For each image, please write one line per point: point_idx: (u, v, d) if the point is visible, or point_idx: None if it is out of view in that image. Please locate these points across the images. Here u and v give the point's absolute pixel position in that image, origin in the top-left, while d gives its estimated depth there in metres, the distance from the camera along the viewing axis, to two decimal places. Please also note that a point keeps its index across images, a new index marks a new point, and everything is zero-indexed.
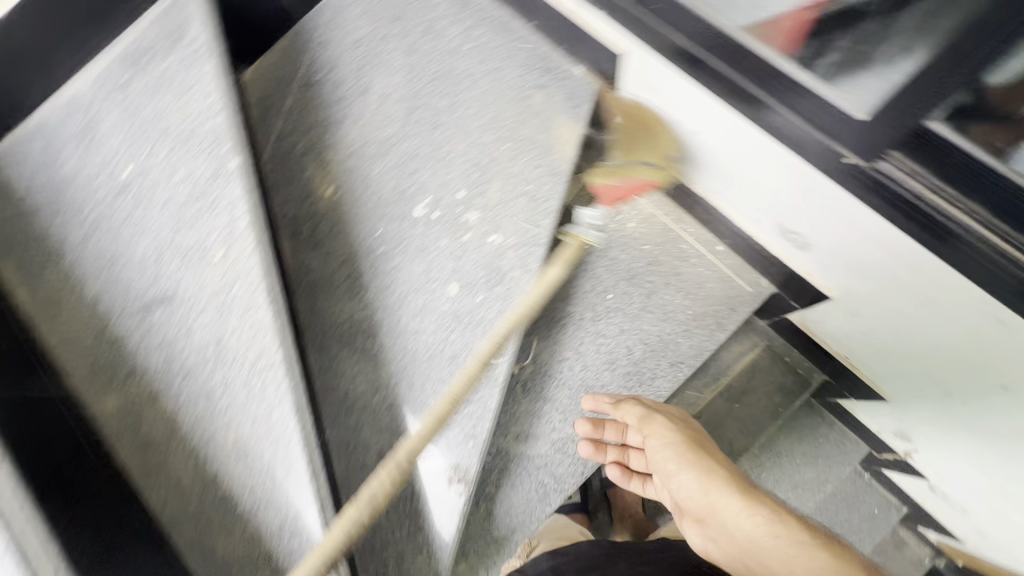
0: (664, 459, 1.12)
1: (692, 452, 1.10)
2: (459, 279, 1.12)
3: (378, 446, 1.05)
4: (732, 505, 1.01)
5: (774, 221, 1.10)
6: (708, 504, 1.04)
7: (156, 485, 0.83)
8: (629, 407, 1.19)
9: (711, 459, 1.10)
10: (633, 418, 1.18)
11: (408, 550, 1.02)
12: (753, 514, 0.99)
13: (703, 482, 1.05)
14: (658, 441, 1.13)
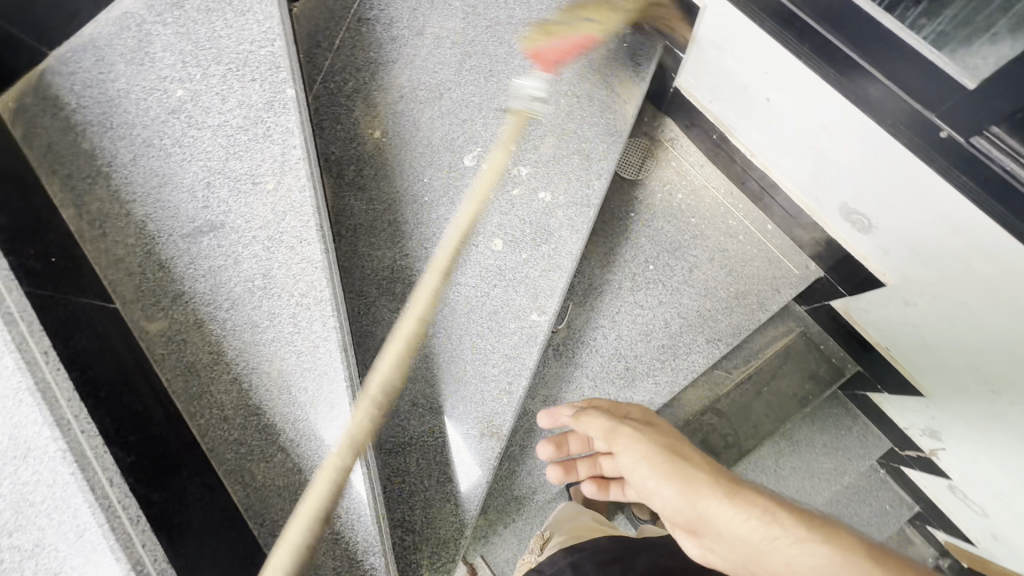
0: (635, 471, 0.79)
1: (664, 450, 0.78)
2: (503, 234, 1.09)
3: (411, 394, 1.04)
4: (720, 507, 0.68)
5: (836, 202, 1.06)
6: (692, 508, 0.71)
7: (200, 410, 0.83)
8: (589, 417, 0.91)
9: (690, 455, 0.77)
10: (598, 431, 0.89)
11: (434, 499, 1.00)
12: (746, 508, 0.66)
13: (674, 477, 0.74)
14: (630, 454, 0.80)
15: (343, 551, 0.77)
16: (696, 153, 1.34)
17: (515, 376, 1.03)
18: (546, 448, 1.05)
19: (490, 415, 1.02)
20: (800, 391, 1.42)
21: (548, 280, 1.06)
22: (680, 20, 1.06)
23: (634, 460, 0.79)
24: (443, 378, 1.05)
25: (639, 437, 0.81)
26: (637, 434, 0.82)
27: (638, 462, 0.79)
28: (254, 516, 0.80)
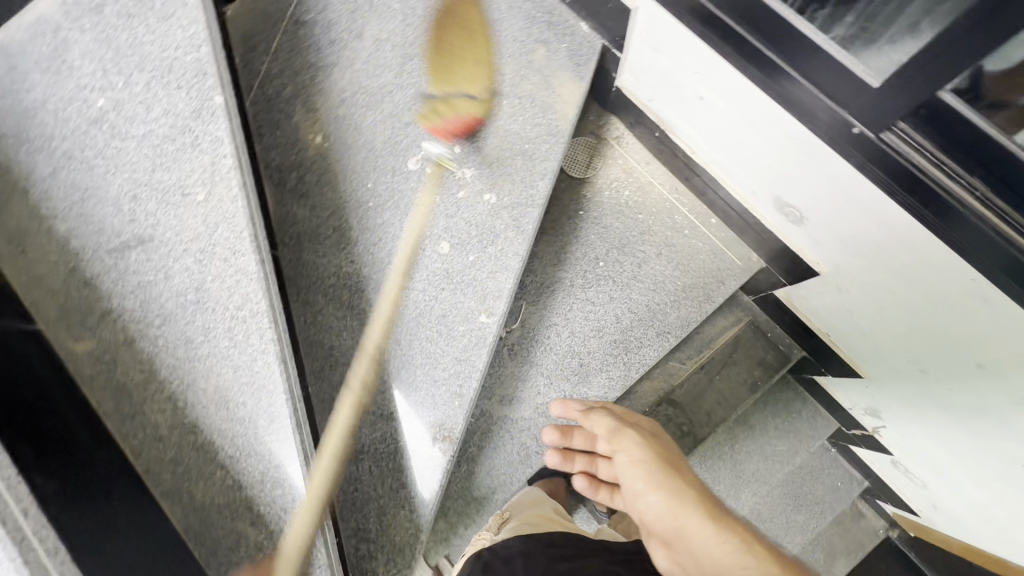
0: (629, 473, 0.87)
1: (660, 461, 0.86)
2: (450, 237, 1.09)
3: (362, 403, 1.03)
4: (699, 527, 0.75)
5: (771, 195, 1.09)
6: (672, 523, 0.78)
7: (133, 431, 0.79)
8: (598, 414, 1.00)
9: (687, 476, 0.84)
10: (603, 430, 0.97)
11: (389, 506, 1.00)
12: (723, 537, 0.72)
13: (663, 489, 0.82)
14: (628, 454, 0.89)
15: None
16: (641, 150, 1.36)
17: (465, 379, 1.03)
18: (551, 434, 1.11)
19: (442, 418, 1.02)
20: (750, 378, 1.47)
21: (497, 281, 1.06)
22: (616, 21, 1.08)
23: (630, 464, 0.87)
24: (393, 384, 1.04)
25: (640, 443, 0.90)
26: (639, 440, 0.90)
27: (632, 466, 0.87)
28: (194, 536, 0.76)
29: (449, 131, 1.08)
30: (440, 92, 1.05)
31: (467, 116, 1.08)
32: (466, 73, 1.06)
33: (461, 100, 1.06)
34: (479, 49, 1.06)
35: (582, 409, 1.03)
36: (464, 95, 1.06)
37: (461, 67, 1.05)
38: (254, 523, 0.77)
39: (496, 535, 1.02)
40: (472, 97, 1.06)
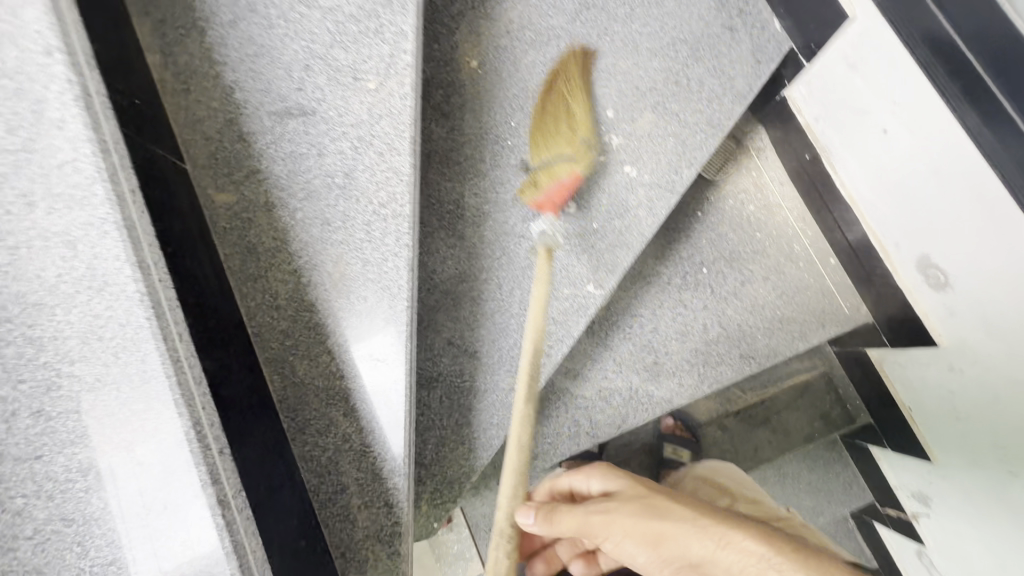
0: (620, 548, 0.74)
1: (640, 520, 0.72)
2: (579, 199, 1.06)
3: (449, 333, 1.03)
4: (715, 554, 0.65)
5: (916, 251, 1.03)
6: (687, 565, 0.67)
7: (254, 293, 0.81)
8: (568, 519, 0.78)
9: (670, 508, 0.72)
10: (570, 527, 0.78)
11: (449, 440, 1.00)
12: (743, 555, 0.63)
13: (652, 542, 0.70)
14: (608, 536, 0.74)
15: (369, 466, 0.76)
16: (778, 169, 1.31)
17: (556, 343, 1.02)
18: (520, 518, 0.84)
19: None
20: (807, 429, 1.44)
21: (613, 255, 1.04)
22: (819, 27, 1.01)
23: (613, 539, 0.74)
24: (485, 326, 1.03)
25: (611, 516, 0.75)
26: (605, 513, 0.75)
27: (618, 540, 0.73)
28: (288, 407, 0.77)
29: (552, 202, 1.01)
30: (543, 161, 1.03)
31: (567, 179, 1.02)
32: (566, 133, 1.04)
33: (562, 163, 1.02)
34: (575, 112, 1.06)
35: (535, 517, 0.81)
36: (567, 158, 1.03)
37: (565, 129, 1.04)
38: (346, 416, 0.77)
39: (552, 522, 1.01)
40: (570, 158, 1.03)
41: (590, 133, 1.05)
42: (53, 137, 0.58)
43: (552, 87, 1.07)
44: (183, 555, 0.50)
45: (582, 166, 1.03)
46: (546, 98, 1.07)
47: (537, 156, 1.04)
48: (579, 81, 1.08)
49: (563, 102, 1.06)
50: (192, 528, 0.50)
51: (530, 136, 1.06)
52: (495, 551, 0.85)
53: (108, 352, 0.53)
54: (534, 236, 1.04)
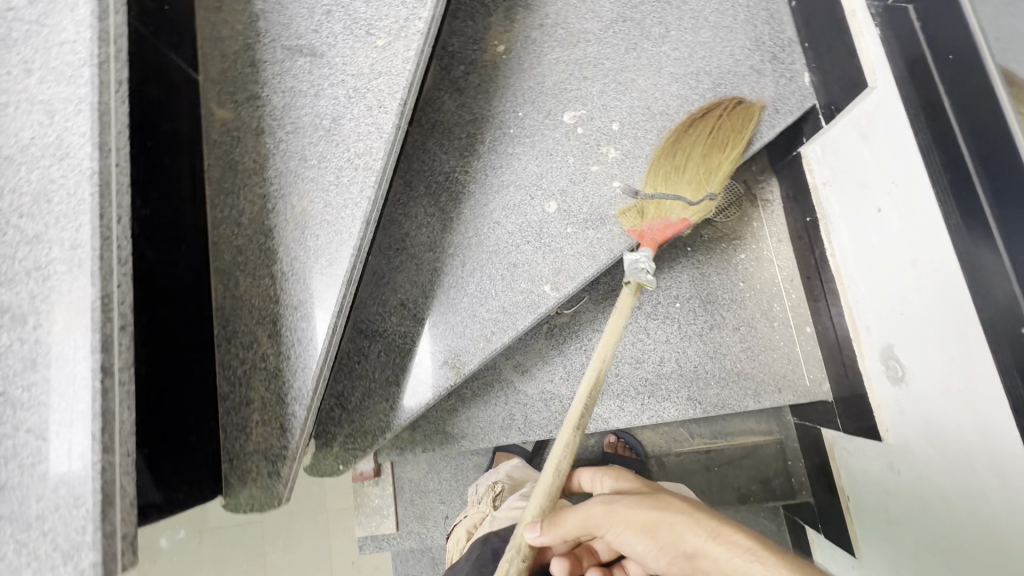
0: (620, 539, 0.71)
1: (641, 509, 0.70)
2: (561, 201, 1.08)
3: (404, 294, 1.08)
4: (705, 545, 0.61)
5: (883, 340, 1.00)
6: (680, 554, 0.64)
7: (223, 206, 0.87)
8: (572, 516, 0.75)
9: (672, 501, 0.70)
10: (578, 526, 0.74)
11: (376, 392, 1.05)
12: (732, 546, 0.59)
13: (649, 529, 0.68)
14: (610, 527, 0.72)
15: (277, 388, 0.81)
16: (782, 224, 1.28)
17: (499, 331, 1.04)
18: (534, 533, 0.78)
19: (459, 349, 1.04)
20: (744, 488, 1.39)
21: (578, 263, 1.05)
22: (843, 90, 0.98)
23: (613, 526, 0.72)
24: (438, 297, 1.07)
25: (613, 505, 0.73)
26: (608, 503, 0.73)
27: (619, 528, 0.71)
28: (222, 315, 0.84)
29: (652, 236, 0.99)
30: (657, 193, 1.01)
31: (675, 221, 1.00)
32: (694, 176, 1.01)
33: (675, 204, 1.00)
34: (715, 157, 1.02)
35: (544, 528, 0.78)
36: (681, 200, 1.00)
37: (693, 171, 1.01)
38: (271, 337, 0.82)
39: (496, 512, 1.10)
40: (687, 202, 1.00)
41: (721, 183, 1.01)
42: (63, 18, 0.65)
43: (698, 121, 1.04)
44: (60, 406, 0.56)
45: (695, 213, 1.00)
46: (683, 133, 1.03)
47: (653, 186, 1.02)
48: (738, 130, 1.03)
49: (705, 142, 1.03)
50: (73, 384, 0.56)
51: (653, 162, 1.03)
52: (506, 563, 0.81)
53: (51, 215, 0.60)
54: (626, 266, 0.99)
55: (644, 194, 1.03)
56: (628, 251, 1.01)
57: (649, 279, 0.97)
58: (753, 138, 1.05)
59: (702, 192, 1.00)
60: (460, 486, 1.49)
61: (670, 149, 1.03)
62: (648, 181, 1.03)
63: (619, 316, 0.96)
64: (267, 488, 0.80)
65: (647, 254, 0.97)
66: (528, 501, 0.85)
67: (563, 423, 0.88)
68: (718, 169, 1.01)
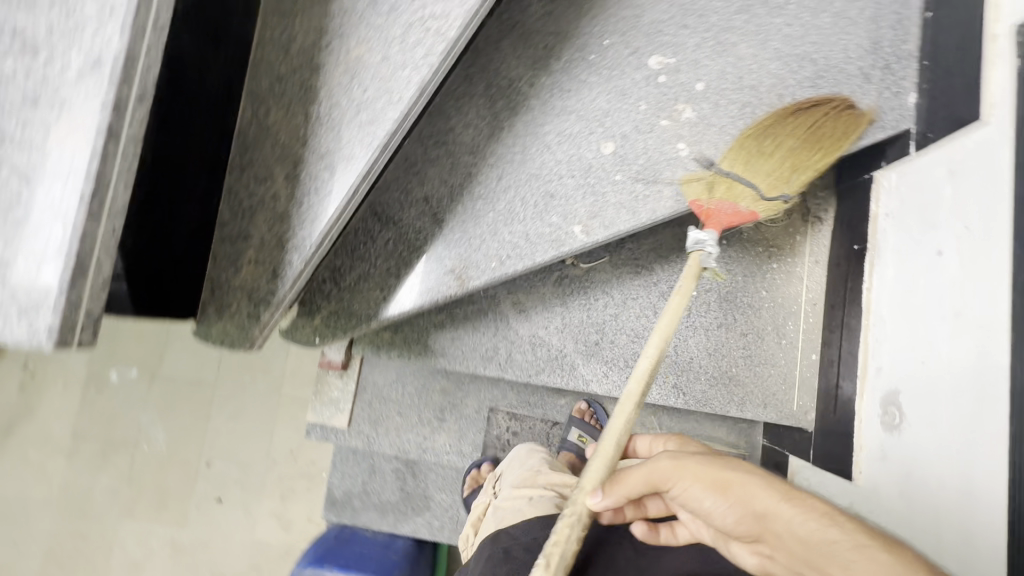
0: (686, 495, 0.72)
1: (711, 466, 0.72)
2: (619, 144, 1.01)
3: (430, 190, 1.02)
4: (779, 507, 0.67)
5: (889, 384, 0.97)
6: (754, 515, 0.68)
7: (274, 27, 0.79)
8: (636, 474, 0.74)
9: (738, 462, 0.73)
10: (642, 485, 0.74)
11: (373, 278, 1.00)
12: (802, 508, 0.66)
13: (722, 488, 0.70)
14: (677, 480, 0.72)
15: (280, 231, 0.75)
16: (825, 246, 1.21)
17: (515, 257, 0.99)
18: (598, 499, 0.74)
19: (471, 263, 0.99)
20: None
21: (616, 214, 0.99)
22: (947, 120, 0.91)
23: (681, 483, 0.72)
24: (465, 203, 1.01)
25: (681, 460, 0.74)
26: (675, 458, 0.74)
27: (687, 483, 0.72)
28: (243, 141, 0.78)
29: (719, 219, 0.96)
30: (732, 173, 0.95)
31: (744, 211, 0.97)
32: (774, 167, 0.95)
33: (748, 190, 0.95)
34: (804, 155, 0.95)
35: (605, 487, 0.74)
36: (756, 190, 0.95)
37: (776, 163, 0.95)
38: (287, 178, 0.76)
39: (500, 501, 1.12)
40: (760, 194, 0.95)
41: (801, 185, 0.96)
42: None
43: (802, 112, 0.95)
44: (54, 153, 0.50)
45: (765, 209, 0.97)
46: (781, 118, 0.95)
47: (730, 164, 0.96)
48: (840, 133, 0.96)
49: (801, 136, 0.95)
50: (76, 134, 0.50)
51: (738, 139, 0.96)
52: (566, 529, 0.73)
53: None
54: (689, 244, 0.94)
55: (718, 167, 0.96)
56: (693, 227, 0.96)
57: (711, 264, 0.93)
58: (853, 145, 0.97)
59: (778, 190, 0.96)
60: (421, 404, 1.48)
61: (761, 130, 0.95)
62: (728, 155, 0.96)
63: (682, 295, 0.89)
64: (240, 329, 0.76)
65: (713, 238, 0.92)
66: (586, 466, 0.76)
67: (623, 398, 0.80)
68: (802, 170, 0.95)
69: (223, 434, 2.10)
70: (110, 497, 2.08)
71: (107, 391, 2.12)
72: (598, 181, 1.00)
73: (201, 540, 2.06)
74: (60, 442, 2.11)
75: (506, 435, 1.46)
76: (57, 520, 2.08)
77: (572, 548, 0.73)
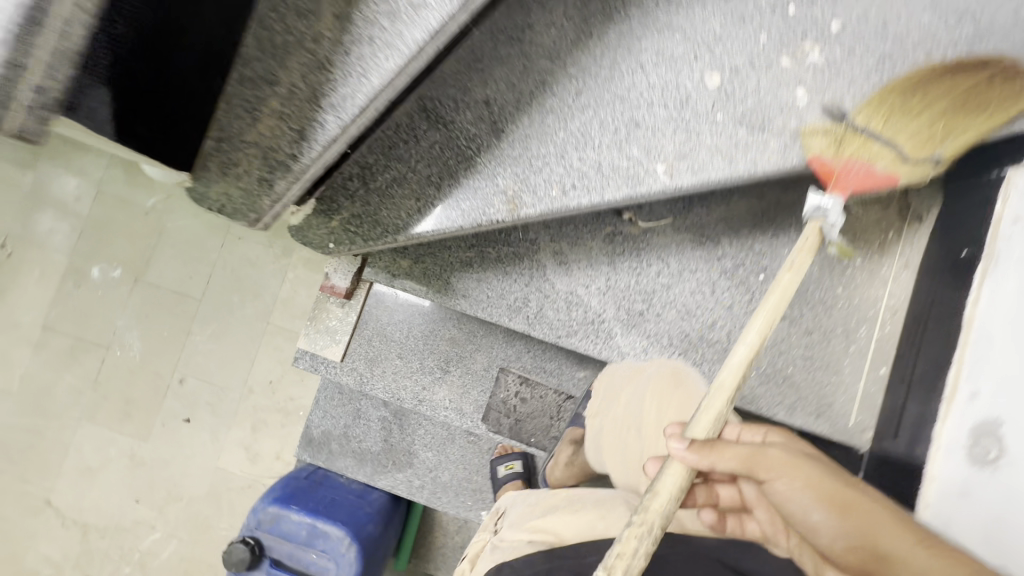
0: (794, 498, 0.67)
1: (832, 480, 0.68)
2: (726, 77, 0.84)
3: (494, 94, 0.85)
4: (905, 546, 0.65)
5: (988, 411, 0.83)
6: (867, 543, 0.65)
7: None
8: (730, 450, 0.67)
9: (857, 485, 0.69)
10: (733, 463, 0.67)
11: (409, 185, 0.84)
12: (929, 550, 0.65)
13: (839, 507, 0.66)
14: (787, 476, 0.67)
15: (318, 83, 0.59)
16: (920, 249, 1.06)
17: (582, 189, 0.83)
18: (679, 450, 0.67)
19: (528, 186, 0.83)
20: None
21: (709, 158, 0.83)
22: None
23: (792, 484, 0.67)
24: (532, 115, 0.84)
25: (799, 460, 0.69)
26: (790, 455, 0.69)
27: (796, 484, 0.67)
28: None
29: (848, 182, 0.83)
30: (868, 128, 0.81)
31: (879, 173, 0.84)
32: (920, 128, 0.82)
33: (886, 152, 0.82)
34: (956, 119, 0.83)
35: (690, 454, 0.66)
36: (894, 150, 0.82)
37: (922, 125, 0.82)
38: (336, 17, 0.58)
39: (495, 539, 1.01)
40: (901, 155, 0.83)
41: (949, 152, 0.84)
42: None
43: (963, 71, 0.81)
44: None
45: (906, 172, 0.84)
46: (933, 74, 0.81)
47: (867, 118, 0.81)
48: (1007, 100, 0.82)
49: (959, 98, 0.82)
50: None
51: (880, 92, 0.81)
52: (635, 541, 0.62)
53: None
54: (807, 209, 0.83)
55: (851, 120, 0.82)
56: (813, 189, 0.84)
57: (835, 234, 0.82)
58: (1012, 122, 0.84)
59: (922, 154, 0.83)
60: (425, 351, 1.33)
61: (909, 87, 0.81)
62: (864, 109, 0.82)
63: (796, 270, 0.77)
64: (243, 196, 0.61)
65: (838, 203, 0.80)
66: (692, 419, 0.70)
67: (714, 390, 0.71)
68: (951, 134, 0.83)
69: (203, 352, 1.95)
70: (74, 397, 1.94)
71: (87, 287, 1.96)
72: (694, 120, 0.83)
73: (162, 458, 1.93)
74: (27, 332, 1.95)
75: (513, 400, 1.31)
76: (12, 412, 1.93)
77: (639, 561, 0.62)
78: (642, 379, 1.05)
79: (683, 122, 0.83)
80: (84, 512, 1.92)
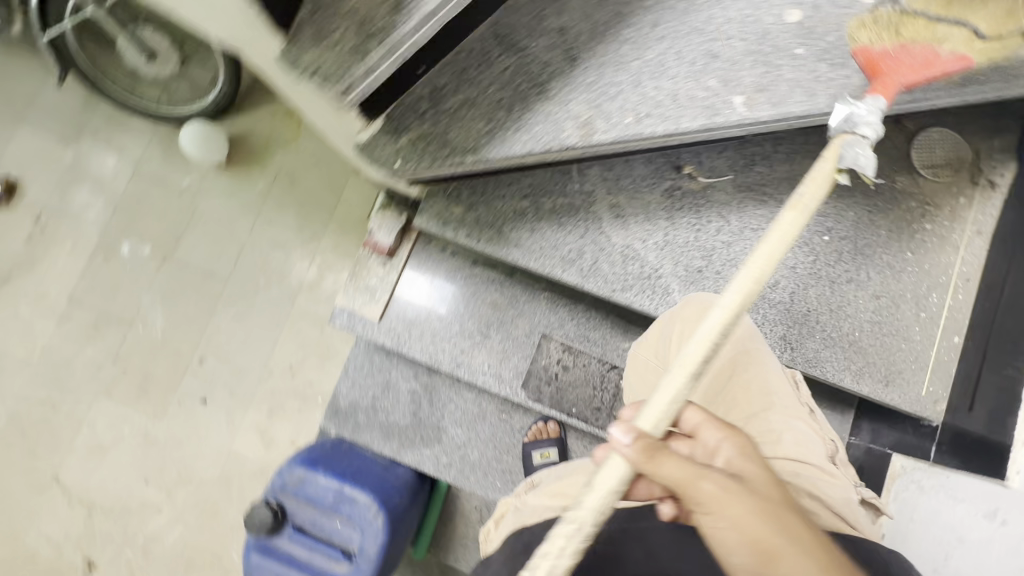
0: (717, 532, 0.60)
1: (759, 522, 0.60)
2: (806, 14, 0.83)
3: (568, 21, 0.84)
4: None
5: None
6: None
7: None
8: (670, 466, 0.60)
9: (796, 531, 0.60)
10: (668, 480, 0.61)
11: (478, 109, 0.82)
12: None
13: (762, 555, 0.59)
14: (713, 511, 0.60)
15: None
16: (994, 215, 1.02)
17: (656, 116, 0.80)
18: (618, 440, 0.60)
19: (600, 112, 0.81)
20: None
21: (789, 91, 0.80)
22: None
23: (718, 523, 0.60)
24: (606, 45, 0.83)
25: (732, 493, 0.61)
26: (727, 488, 0.61)
27: (721, 524, 0.60)
28: None
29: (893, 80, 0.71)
30: (930, 12, 0.73)
31: (942, 62, 0.72)
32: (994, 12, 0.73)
33: (956, 31, 0.73)
34: None
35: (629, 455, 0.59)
36: (963, 28, 0.73)
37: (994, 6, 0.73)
38: None
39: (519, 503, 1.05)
40: (974, 33, 0.72)
41: None
42: None
43: None
44: None
45: (979, 53, 0.73)
46: None
47: (924, 6, 0.74)
48: None
49: None
50: None
51: None
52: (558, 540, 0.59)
53: None
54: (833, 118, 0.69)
55: (906, 9, 0.75)
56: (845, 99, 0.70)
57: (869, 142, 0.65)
58: None
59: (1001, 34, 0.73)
60: (466, 315, 1.30)
61: None
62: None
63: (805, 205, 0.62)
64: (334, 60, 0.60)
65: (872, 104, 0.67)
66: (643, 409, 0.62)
67: (674, 366, 0.61)
68: None
69: (225, 334, 1.79)
70: (91, 374, 1.78)
71: (114, 262, 1.81)
72: (774, 55, 0.82)
73: (176, 439, 1.77)
74: (53, 305, 1.80)
75: (555, 368, 1.26)
76: (25, 385, 1.78)
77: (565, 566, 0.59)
78: (661, 328, 0.97)
79: (764, 55, 0.82)
80: (91, 490, 1.75)
